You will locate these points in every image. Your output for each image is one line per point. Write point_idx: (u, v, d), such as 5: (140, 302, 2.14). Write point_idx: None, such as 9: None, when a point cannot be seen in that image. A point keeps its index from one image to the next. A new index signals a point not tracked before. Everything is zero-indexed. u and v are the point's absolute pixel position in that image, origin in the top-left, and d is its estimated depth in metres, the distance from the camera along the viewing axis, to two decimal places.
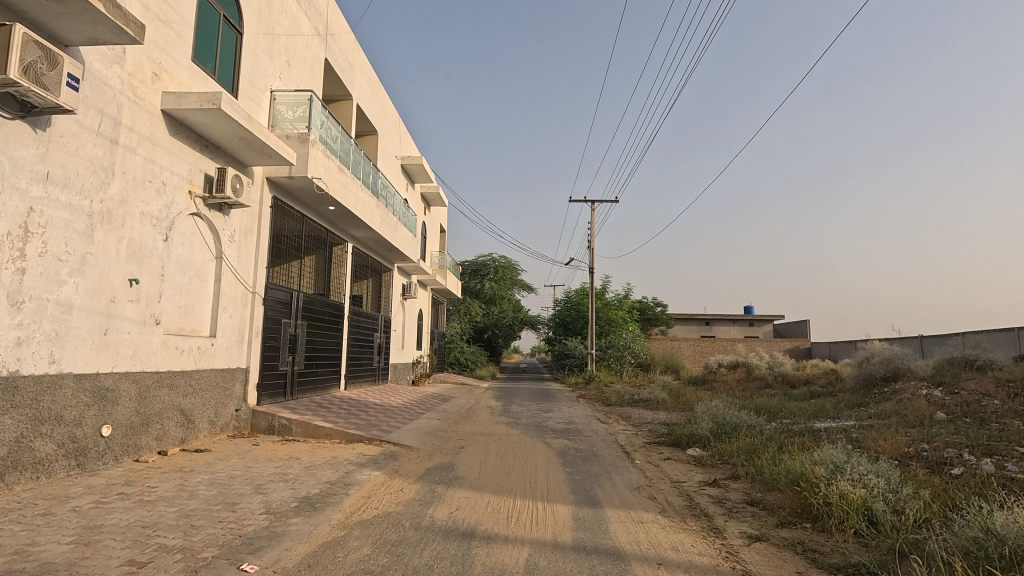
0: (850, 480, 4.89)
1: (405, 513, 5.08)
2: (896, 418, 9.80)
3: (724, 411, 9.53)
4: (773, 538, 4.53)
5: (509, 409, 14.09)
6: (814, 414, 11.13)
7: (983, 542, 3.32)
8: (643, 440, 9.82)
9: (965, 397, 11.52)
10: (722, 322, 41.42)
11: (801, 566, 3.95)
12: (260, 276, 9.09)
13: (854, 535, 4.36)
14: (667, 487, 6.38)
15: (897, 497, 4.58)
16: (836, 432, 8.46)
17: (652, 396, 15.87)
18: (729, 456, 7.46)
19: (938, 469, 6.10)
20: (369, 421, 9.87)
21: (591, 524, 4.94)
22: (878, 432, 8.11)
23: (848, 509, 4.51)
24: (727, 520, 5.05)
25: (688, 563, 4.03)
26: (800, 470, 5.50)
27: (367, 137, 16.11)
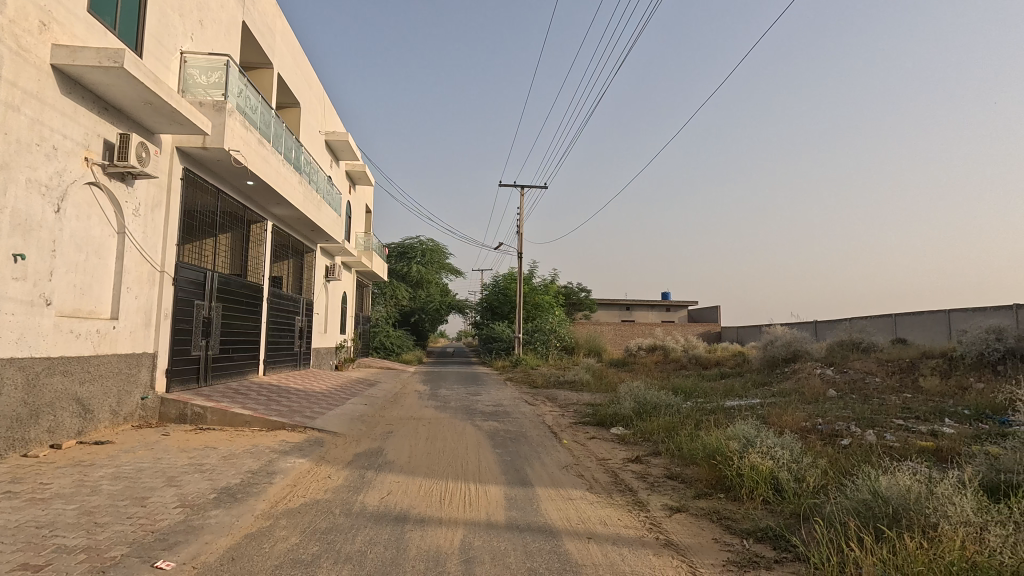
0: (759, 453, 5.31)
1: (334, 500, 4.94)
2: (795, 395, 10.77)
3: (645, 391, 10.01)
4: (692, 508, 4.85)
5: (437, 393, 14.01)
6: (725, 393, 11.97)
7: (872, 503, 3.71)
8: (570, 420, 10.13)
9: (852, 375, 12.88)
10: (641, 307, 43.40)
11: (717, 532, 4.26)
12: (169, 254, 8.41)
13: (762, 502, 4.75)
14: (593, 464, 6.64)
15: (799, 466, 5.03)
16: (744, 409, 9.15)
17: (577, 378, 16.41)
18: (650, 433, 7.86)
19: (831, 440, 6.77)
20: (292, 408, 9.48)
21: (522, 502, 5.06)
22: (780, 408, 8.86)
23: (758, 479, 4.90)
24: (650, 494, 5.34)
25: (615, 535, 4.23)
26: (715, 445, 5.89)
27: (288, 109, 15.20)
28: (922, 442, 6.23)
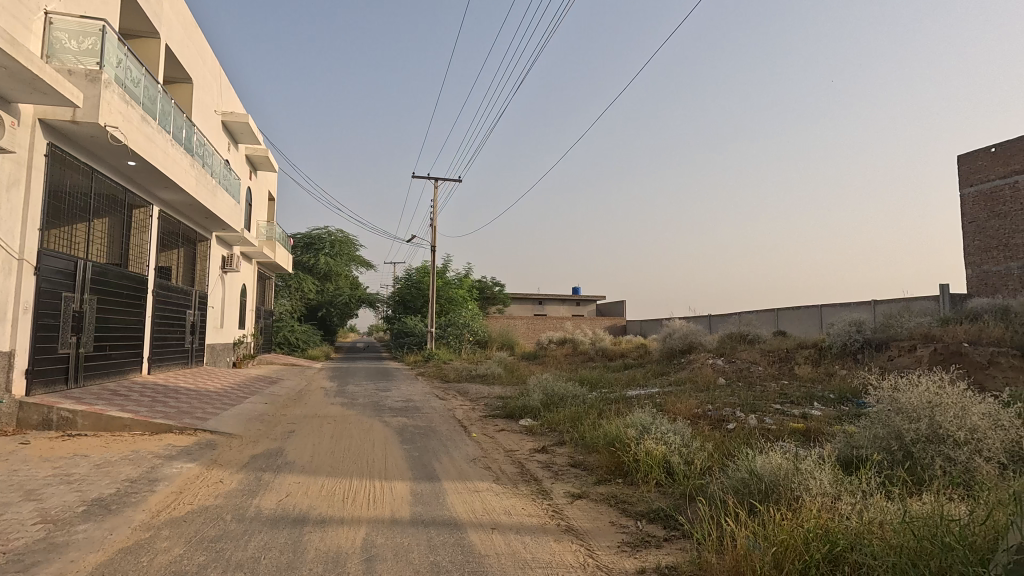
0: (654, 439, 5.66)
1: (226, 506, 4.63)
2: (690, 384, 11.58)
3: (553, 383, 10.31)
4: (592, 494, 5.07)
5: (345, 390, 13.54)
6: (627, 383, 12.61)
7: (749, 481, 4.07)
8: (480, 413, 10.21)
9: (739, 364, 14.06)
10: (553, 301, 44.56)
11: (614, 515, 4.50)
12: (28, 239, 7.43)
13: (655, 485, 5.07)
14: (501, 456, 6.74)
15: (688, 450, 5.42)
16: (643, 398, 9.69)
17: (489, 372, 16.56)
18: (556, 423, 8.11)
19: (717, 424, 7.37)
20: (180, 408, 8.76)
21: (428, 497, 5.03)
22: (676, 396, 9.48)
23: (652, 463, 5.23)
24: (554, 482, 5.51)
25: (519, 525, 4.32)
26: (614, 433, 6.19)
27: (178, 85, 13.95)
28: (793, 424, 6.94)
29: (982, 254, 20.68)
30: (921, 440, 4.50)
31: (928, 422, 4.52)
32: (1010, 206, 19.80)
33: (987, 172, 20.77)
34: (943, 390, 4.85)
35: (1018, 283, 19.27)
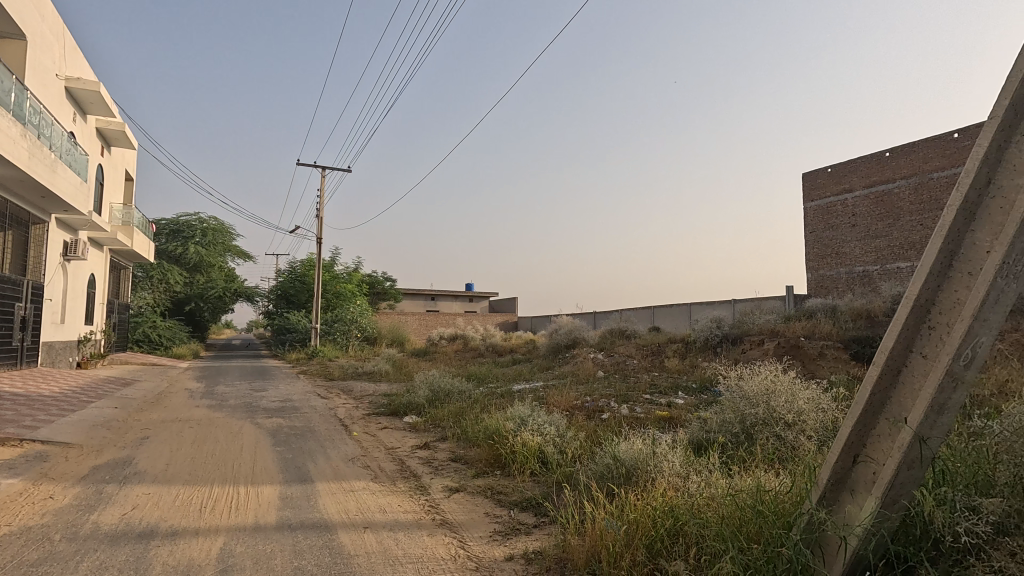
0: (531, 430, 5.88)
1: (53, 525, 4.08)
2: (571, 377, 12.17)
3: (439, 379, 10.30)
4: (469, 487, 5.16)
5: (213, 391, 12.49)
6: (513, 378, 12.96)
7: (612, 467, 4.37)
8: (363, 412, 9.92)
9: (617, 358, 15.03)
10: (445, 297, 44.44)
11: (489, 507, 4.61)
12: None
13: (530, 474, 5.28)
14: (381, 454, 6.62)
15: (562, 440, 5.71)
16: (526, 391, 10.03)
17: (376, 368, 16.16)
18: (440, 419, 8.13)
19: (592, 414, 7.83)
20: (2, 417, 7.57)
21: (298, 500, 4.81)
22: (557, 389, 9.92)
23: (527, 454, 5.43)
24: (433, 478, 5.52)
25: (392, 522, 4.28)
26: (494, 426, 6.33)
27: (7, 41, 11.98)
28: (659, 412, 7.54)
29: (819, 261, 23.85)
30: (758, 422, 5.09)
31: (764, 407, 5.13)
32: (840, 219, 23.03)
33: (824, 190, 23.99)
34: (778, 379, 5.53)
35: (845, 286, 22.48)
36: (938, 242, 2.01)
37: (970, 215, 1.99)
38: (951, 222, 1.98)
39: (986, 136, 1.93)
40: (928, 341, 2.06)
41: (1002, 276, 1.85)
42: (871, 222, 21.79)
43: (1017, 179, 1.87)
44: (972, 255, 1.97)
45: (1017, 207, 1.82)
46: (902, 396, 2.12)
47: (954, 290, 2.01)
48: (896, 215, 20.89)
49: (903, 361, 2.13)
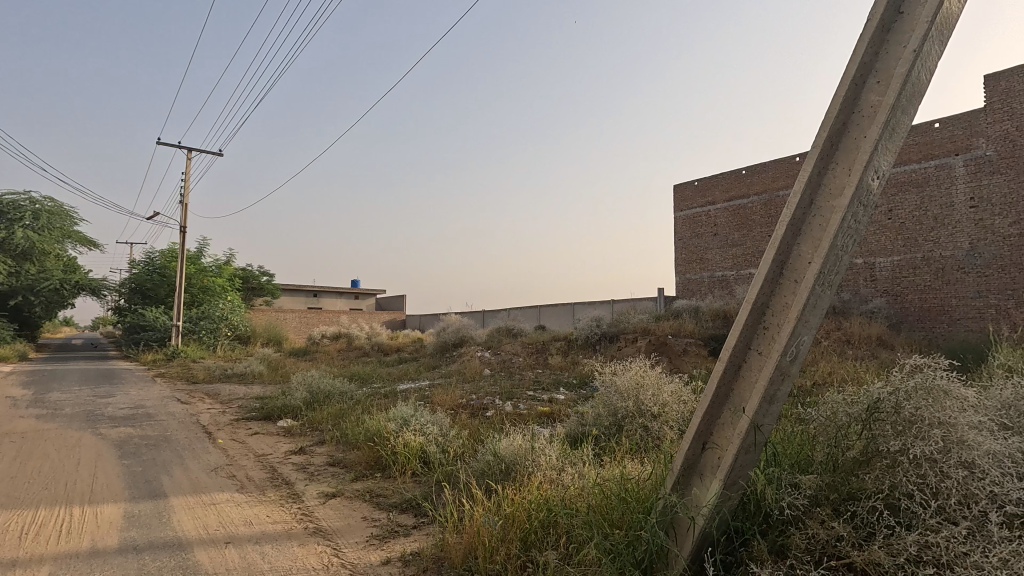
0: (413, 430, 5.81)
1: None
2: (458, 376, 12.19)
3: (318, 380, 9.79)
4: (347, 491, 4.96)
5: (44, 398, 10.79)
6: (398, 377, 12.69)
7: (492, 464, 4.45)
8: (231, 417, 9.16)
9: (503, 356, 15.33)
10: (329, 294, 42.39)
11: (367, 510, 4.48)
12: None
13: (411, 475, 5.20)
14: (250, 461, 6.16)
15: (445, 439, 5.70)
16: (412, 391, 9.89)
17: (247, 370, 14.96)
18: (318, 422, 7.75)
19: (477, 412, 7.92)
20: None
21: (148, 518, 4.32)
22: (443, 388, 9.89)
23: (409, 454, 5.36)
24: (308, 484, 5.25)
25: (259, 534, 4.00)
26: (375, 427, 6.16)
27: None
28: (541, 408, 7.81)
29: (686, 266, 26.15)
30: (628, 414, 5.46)
31: (633, 400, 5.52)
32: (704, 229, 25.43)
33: (692, 201, 26.32)
34: (646, 374, 5.99)
35: (707, 289, 24.87)
36: (771, 252, 2.29)
37: (797, 230, 2.29)
38: (782, 235, 2.27)
39: (809, 162, 2.23)
40: (763, 339, 2.34)
41: (818, 283, 2.15)
42: (729, 232, 24.33)
43: (831, 201, 2.19)
44: (797, 265, 2.27)
45: (830, 224, 2.12)
46: (742, 388, 2.39)
47: (783, 295, 2.30)
48: (749, 227, 23.53)
49: (743, 357, 2.40)
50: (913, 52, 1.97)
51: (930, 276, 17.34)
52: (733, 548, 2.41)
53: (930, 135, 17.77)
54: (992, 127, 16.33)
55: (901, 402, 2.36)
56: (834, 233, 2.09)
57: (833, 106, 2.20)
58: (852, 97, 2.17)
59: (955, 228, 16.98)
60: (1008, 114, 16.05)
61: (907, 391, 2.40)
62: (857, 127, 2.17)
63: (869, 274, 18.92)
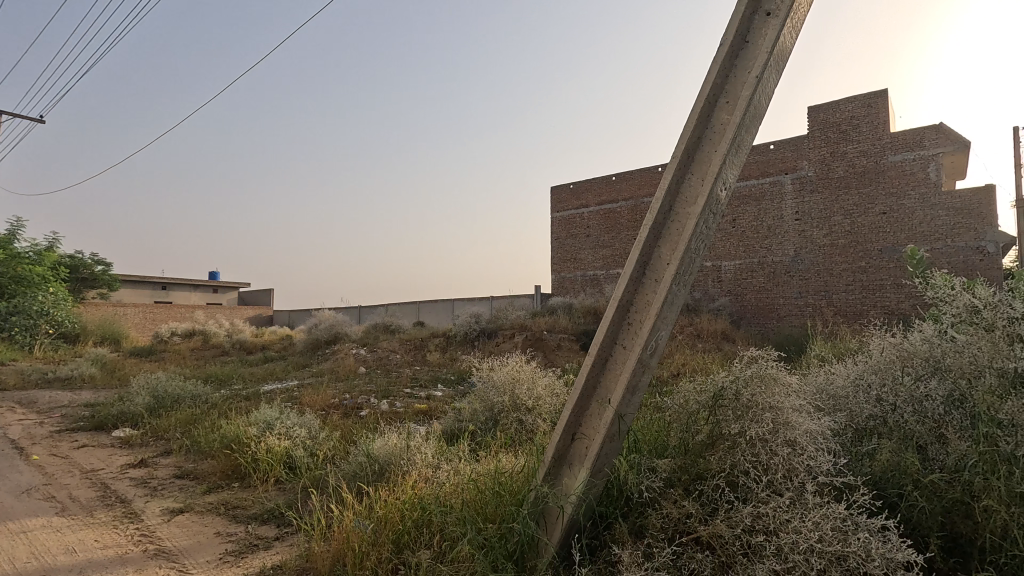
0: (277, 434, 5.40)
1: None
2: (330, 375, 11.58)
3: (165, 384, 8.72)
4: (198, 505, 4.47)
5: None
6: (262, 378, 11.74)
7: (365, 465, 4.28)
8: (51, 429, 7.82)
9: (379, 354, 14.84)
10: (181, 287, 38.08)
11: (222, 525, 4.07)
12: None
13: (274, 482, 4.83)
14: (75, 480, 5.30)
15: (313, 442, 5.37)
16: (278, 392, 9.21)
17: (75, 373, 12.90)
18: (165, 431, 6.90)
19: (350, 412, 7.57)
20: None
21: None
22: (313, 388, 9.33)
23: (272, 461, 4.97)
24: (149, 500, 4.64)
25: (84, 563, 3.45)
26: (233, 433, 5.62)
27: None
28: (418, 406, 7.68)
29: (561, 264, 27.33)
30: (503, 409, 5.55)
31: (509, 395, 5.63)
32: (578, 230, 26.77)
33: (567, 203, 27.55)
34: (522, 369, 6.14)
35: (580, 287, 26.22)
36: (636, 254, 2.45)
37: (657, 234, 2.47)
38: (645, 237, 2.43)
39: (669, 171, 2.41)
40: (627, 334, 2.50)
41: (675, 282, 2.34)
42: (600, 234, 25.87)
43: (687, 208, 2.39)
44: (658, 266, 2.45)
45: (686, 228, 2.31)
46: (608, 380, 2.52)
47: (646, 293, 2.47)
48: (618, 229, 25.21)
49: (610, 352, 2.53)
50: (756, 78, 2.21)
51: (763, 278, 19.83)
52: (598, 532, 2.54)
53: (766, 155, 20.34)
54: (813, 152, 19.11)
55: (740, 389, 2.65)
56: (689, 237, 2.28)
57: (689, 121, 2.40)
58: (707, 112, 2.38)
59: (784, 238, 19.62)
60: (824, 142, 18.91)
61: (744, 379, 2.71)
62: (709, 141, 2.39)
63: (717, 275, 21.18)
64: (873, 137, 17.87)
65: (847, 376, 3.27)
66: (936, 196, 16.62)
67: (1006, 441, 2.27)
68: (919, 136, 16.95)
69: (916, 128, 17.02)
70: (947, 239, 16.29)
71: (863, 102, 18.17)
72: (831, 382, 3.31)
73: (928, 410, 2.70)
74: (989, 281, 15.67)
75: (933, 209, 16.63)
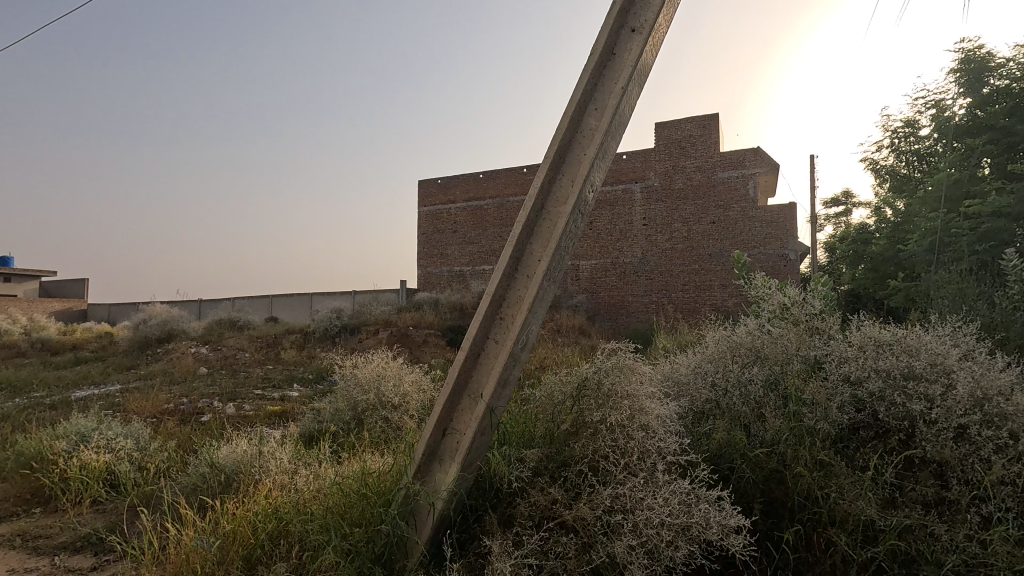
0: (96, 448, 4.63)
1: None
2: (163, 377, 10.23)
3: None
4: None
5: None
6: (73, 382, 10.01)
7: (209, 476, 3.84)
8: None
9: (225, 352, 13.48)
10: None
11: (17, 560, 3.39)
12: None
13: (91, 504, 4.13)
14: None
15: (142, 454, 4.70)
16: (94, 398, 7.91)
17: None
18: None
19: (189, 418, 6.76)
20: None
21: None
22: (141, 393, 8.17)
23: (88, 479, 4.25)
24: None
25: None
26: (34, 449, 4.71)
27: None
28: (271, 408, 7.10)
29: (427, 259, 27.04)
30: (368, 407, 5.34)
31: (374, 393, 5.43)
32: (445, 226, 26.72)
33: (433, 198, 27.32)
34: (387, 366, 5.97)
35: (446, 283, 26.20)
36: (509, 250, 2.49)
37: (530, 231, 2.53)
38: (518, 234, 2.48)
39: (541, 170, 2.49)
40: (499, 329, 2.53)
41: (546, 278, 2.42)
42: (467, 230, 26.10)
43: (557, 207, 2.49)
44: (530, 262, 2.52)
45: (557, 227, 2.41)
46: (480, 374, 2.54)
47: (517, 289, 2.52)
48: (484, 227, 25.64)
49: (482, 346, 2.55)
50: (621, 88, 2.37)
51: (615, 277, 21.46)
52: (468, 525, 2.55)
53: (620, 164, 21.98)
54: (658, 164, 21.12)
55: (601, 379, 2.83)
56: (560, 235, 2.38)
57: (560, 124, 2.49)
58: (577, 117, 2.50)
59: (633, 241, 21.42)
60: (668, 156, 21.01)
61: (605, 369, 2.90)
62: (578, 145, 2.50)
63: (575, 274, 22.50)
64: (706, 155, 20.30)
65: (688, 365, 3.67)
66: (753, 210, 19.37)
67: (809, 416, 2.71)
68: (742, 157, 19.59)
69: (740, 150, 19.65)
70: (760, 246, 19.05)
71: (699, 123, 20.53)
72: (676, 370, 3.68)
73: (750, 392, 3.13)
74: (791, 282, 18.63)
75: (751, 221, 19.36)
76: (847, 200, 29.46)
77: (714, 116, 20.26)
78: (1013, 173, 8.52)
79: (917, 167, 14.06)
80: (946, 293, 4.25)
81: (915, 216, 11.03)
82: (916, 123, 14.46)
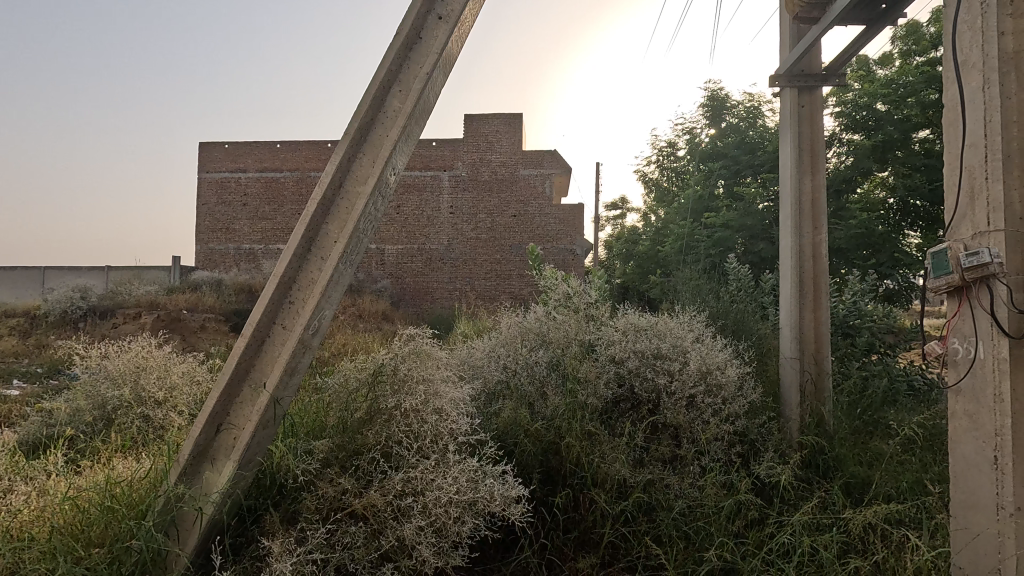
0: None
1: None
2: None
3: None
4: None
5: None
6: None
7: None
8: None
9: None
10: None
11: None
12: None
13: None
14: None
15: None
16: None
17: None
18: None
19: None
20: None
21: None
22: None
23: None
24: None
25: None
26: None
27: None
28: None
29: (208, 233, 23.69)
30: (120, 406, 4.47)
31: (129, 387, 4.58)
32: (232, 197, 23.73)
33: (217, 164, 23.93)
34: (148, 355, 5.07)
35: (232, 262, 23.35)
36: (301, 228, 2.31)
37: (326, 209, 2.39)
38: (312, 212, 2.32)
39: (340, 147, 2.36)
40: (287, 313, 2.35)
41: (342, 261, 2.32)
42: (259, 204, 23.60)
43: (356, 188, 2.39)
44: (324, 244, 2.37)
45: (355, 209, 2.32)
46: (264, 363, 2.33)
47: (310, 271, 2.36)
48: (280, 201, 23.52)
49: (267, 333, 2.34)
50: (426, 75, 2.37)
51: (420, 264, 21.47)
52: (245, 528, 2.33)
53: (429, 150, 21.96)
54: (466, 155, 21.68)
55: (397, 365, 2.82)
56: (357, 217, 2.29)
57: (363, 102, 2.39)
58: (380, 97, 2.41)
59: (440, 228, 21.66)
60: (475, 148, 21.71)
61: (402, 355, 2.89)
62: (382, 125, 2.43)
63: (379, 258, 21.85)
64: (510, 152, 21.50)
65: (484, 349, 3.86)
66: (548, 207, 21.17)
67: (582, 393, 3.07)
68: (541, 157, 21.23)
69: (539, 151, 21.23)
70: (553, 241, 20.91)
71: (505, 120, 21.64)
72: (472, 354, 3.84)
73: (536, 373, 3.42)
74: (576, 275, 20.86)
75: (546, 217, 21.16)
76: (623, 206, 33.90)
77: (518, 116, 21.55)
78: (737, 194, 10.71)
79: (673, 182, 16.84)
80: (688, 288, 5.18)
81: (671, 223, 13.22)
82: (675, 146, 17.29)
